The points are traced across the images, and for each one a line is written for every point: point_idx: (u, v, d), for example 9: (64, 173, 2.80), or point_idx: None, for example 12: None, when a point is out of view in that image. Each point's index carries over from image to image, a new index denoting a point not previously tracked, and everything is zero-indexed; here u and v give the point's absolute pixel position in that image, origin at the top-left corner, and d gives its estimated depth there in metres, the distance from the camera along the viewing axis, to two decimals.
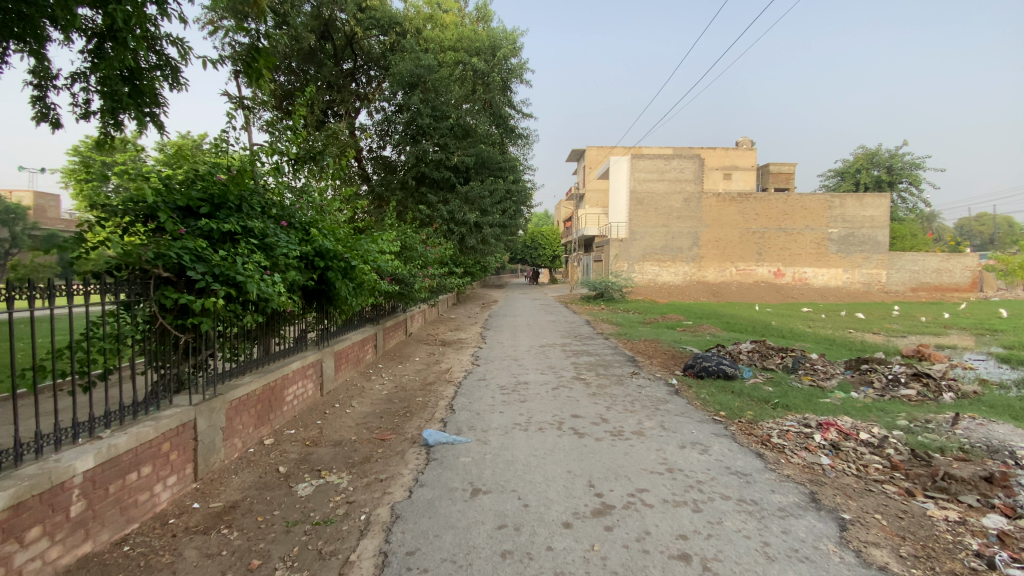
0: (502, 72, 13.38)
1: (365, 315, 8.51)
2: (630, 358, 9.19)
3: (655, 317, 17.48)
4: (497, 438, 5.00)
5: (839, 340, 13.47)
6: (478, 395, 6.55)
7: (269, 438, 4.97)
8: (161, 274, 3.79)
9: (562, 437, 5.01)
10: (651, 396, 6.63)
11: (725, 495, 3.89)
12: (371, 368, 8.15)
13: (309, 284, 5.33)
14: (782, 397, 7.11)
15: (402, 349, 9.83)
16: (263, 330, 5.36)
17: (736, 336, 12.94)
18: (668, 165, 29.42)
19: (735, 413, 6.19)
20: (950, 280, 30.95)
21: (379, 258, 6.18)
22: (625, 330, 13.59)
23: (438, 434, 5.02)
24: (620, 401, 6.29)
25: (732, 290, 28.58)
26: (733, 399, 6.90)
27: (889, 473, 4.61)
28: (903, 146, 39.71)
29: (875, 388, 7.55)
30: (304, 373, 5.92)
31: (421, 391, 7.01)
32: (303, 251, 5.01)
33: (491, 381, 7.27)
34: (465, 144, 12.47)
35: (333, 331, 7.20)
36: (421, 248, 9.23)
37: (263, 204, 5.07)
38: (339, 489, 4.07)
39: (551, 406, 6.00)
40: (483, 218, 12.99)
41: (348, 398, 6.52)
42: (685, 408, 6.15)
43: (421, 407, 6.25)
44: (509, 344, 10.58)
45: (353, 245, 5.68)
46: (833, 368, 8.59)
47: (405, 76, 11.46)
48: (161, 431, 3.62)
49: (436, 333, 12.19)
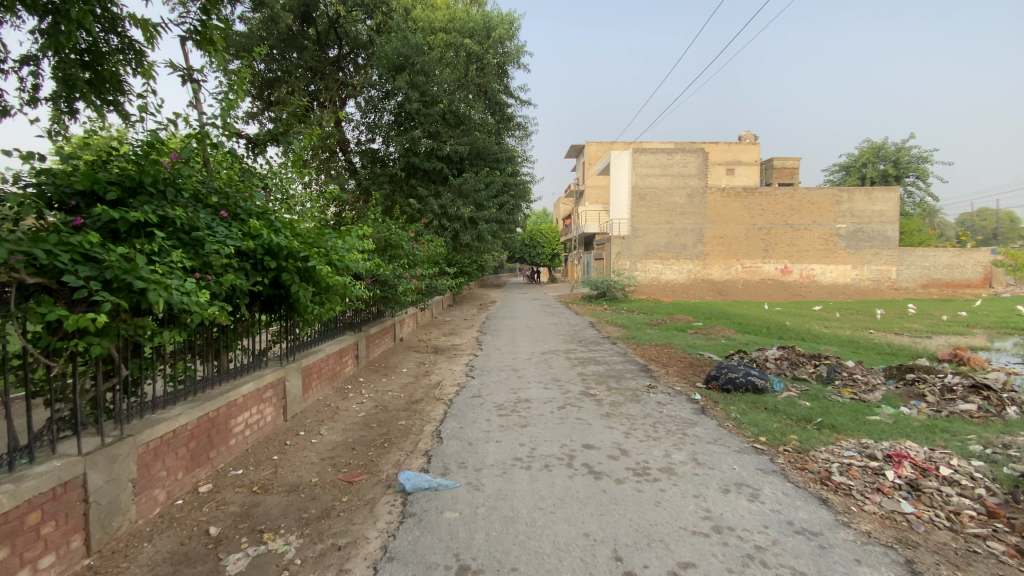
0: (498, 55, 12.40)
1: (344, 322, 7.51)
2: (643, 368, 8.18)
3: (662, 318, 16.46)
4: (493, 480, 3.98)
5: (865, 342, 12.45)
6: (471, 418, 5.54)
7: (206, 483, 3.98)
8: (33, 281, 2.76)
9: (574, 478, 4.00)
10: (674, 417, 5.62)
11: (798, 570, 2.89)
12: (350, 383, 7.13)
13: (257, 288, 4.30)
14: (825, 415, 6.12)
15: (389, 359, 8.80)
16: (204, 347, 4.36)
17: (754, 339, 11.93)
18: (671, 160, 28.41)
19: (777, 437, 5.19)
20: (962, 276, 30.01)
21: (350, 255, 5.15)
22: (632, 333, 12.59)
23: (418, 476, 4.01)
24: (639, 425, 5.28)
25: (738, 288, 27.58)
26: (769, 418, 5.91)
27: (992, 525, 3.60)
28: (910, 139, 38.77)
29: (929, 403, 6.55)
30: (260, 396, 4.93)
31: (405, 411, 6.00)
32: (246, 249, 3.98)
33: (486, 398, 6.25)
34: (457, 132, 11.46)
35: (302, 342, 6.19)
36: (408, 247, 8.24)
37: (198, 191, 4.08)
38: (282, 563, 3.05)
39: (559, 433, 4.99)
40: (478, 214, 11.92)
41: (316, 423, 5.51)
42: (717, 433, 5.14)
43: (402, 433, 5.23)
44: (507, 351, 9.57)
45: (315, 240, 4.66)
46: (874, 378, 7.59)
47: (391, 57, 10.52)
48: (25, 499, 2.62)
49: (428, 339, 11.17)
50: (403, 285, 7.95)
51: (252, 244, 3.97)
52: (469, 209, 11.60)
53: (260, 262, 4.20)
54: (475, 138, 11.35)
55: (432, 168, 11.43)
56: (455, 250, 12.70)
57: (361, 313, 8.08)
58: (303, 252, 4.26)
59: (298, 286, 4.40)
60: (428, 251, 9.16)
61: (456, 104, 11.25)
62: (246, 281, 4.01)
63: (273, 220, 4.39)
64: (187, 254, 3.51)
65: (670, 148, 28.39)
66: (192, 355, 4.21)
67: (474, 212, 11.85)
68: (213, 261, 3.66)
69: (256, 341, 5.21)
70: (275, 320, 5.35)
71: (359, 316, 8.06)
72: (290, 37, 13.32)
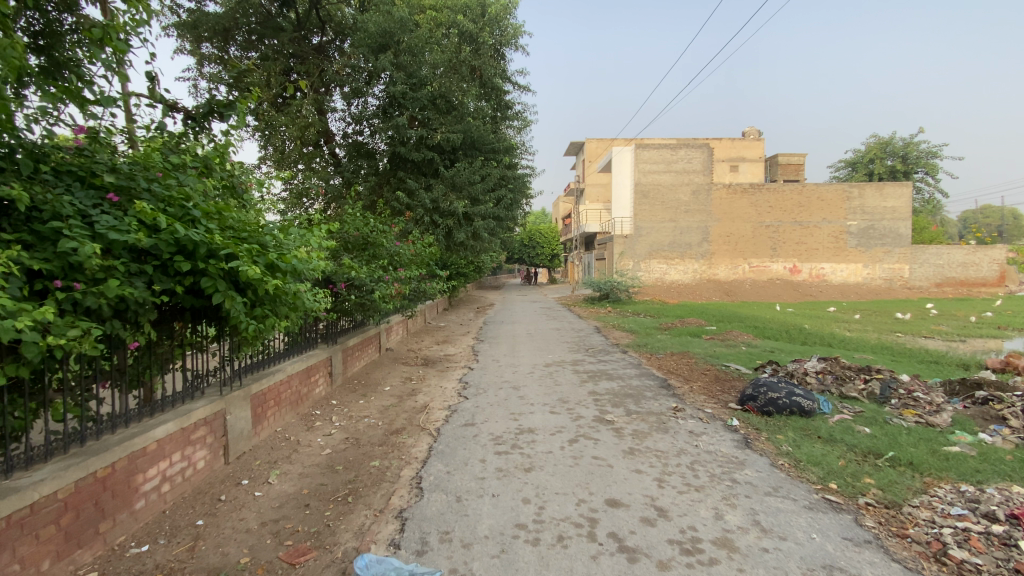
0: (494, 34, 11.33)
1: (313, 335, 6.45)
2: (663, 384, 7.07)
3: (672, 322, 15.34)
4: (487, 565, 2.87)
5: (900, 349, 11.30)
6: (461, 458, 4.43)
7: (89, 572, 2.90)
8: None
9: (599, 560, 2.89)
10: (715, 454, 4.50)
11: None
12: (320, 407, 6.02)
13: (166, 300, 3.18)
14: (896, 447, 5.00)
15: (370, 374, 7.67)
16: (98, 379, 3.27)
17: (778, 346, 10.80)
18: (675, 156, 27.33)
19: (850, 484, 4.08)
20: (976, 275, 28.91)
21: (303, 254, 4.00)
22: (643, 340, 11.46)
23: (383, 560, 2.90)
24: (674, 468, 4.17)
25: (746, 288, 26.46)
26: (828, 453, 4.80)
27: None
28: (918, 134, 37.75)
29: (1014, 430, 5.44)
30: (186, 438, 3.83)
31: (381, 446, 4.88)
32: (142, 244, 2.85)
33: (481, 428, 5.14)
34: (450, 119, 10.34)
35: (255, 363, 5.09)
36: (390, 245, 7.20)
37: (83, 167, 3.02)
38: None
39: (574, 482, 3.87)
40: (474, 209, 10.69)
41: (267, 466, 4.39)
42: (775, 481, 4.02)
43: (373, 481, 4.11)
44: (506, 363, 8.46)
45: (251, 235, 3.56)
46: (937, 396, 6.46)
47: (374, 34, 9.51)
48: None
49: (419, 348, 10.05)
50: (391, 290, 6.75)
51: (150, 241, 2.87)
52: (464, 204, 10.42)
53: (169, 264, 3.10)
54: (469, 124, 10.26)
55: (421, 158, 10.32)
56: (449, 250, 11.54)
57: (336, 322, 6.99)
58: (228, 250, 3.15)
59: (225, 296, 3.29)
60: (415, 250, 8.04)
61: (448, 87, 10.17)
62: (144, 290, 2.91)
63: (189, 208, 3.26)
64: (35, 257, 2.43)
65: (674, 143, 27.33)
66: (78, 391, 3.14)
67: (469, 207, 10.63)
68: (83, 263, 2.57)
69: (186, 364, 4.12)
70: (213, 336, 4.27)
71: (334, 326, 6.97)
72: (268, 19, 12.24)
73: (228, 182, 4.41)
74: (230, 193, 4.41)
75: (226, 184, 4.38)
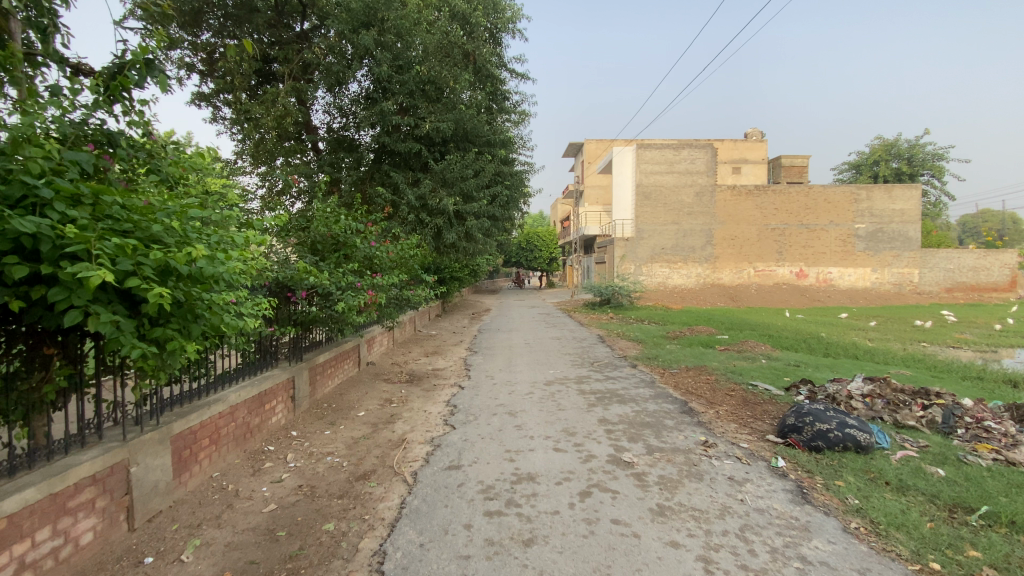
0: (488, 17, 10.34)
1: (271, 351, 5.45)
2: (684, 408, 6.06)
3: (679, 330, 14.30)
4: None
5: (933, 362, 10.26)
6: (441, 522, 3.40)
7: None
8: None
9: None
10: (769, 516, 3.48)
11: None
12: (274, 442, 4.99)
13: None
14: (987, 498, 3.99)
15: (342, 395, 6.63)
16: None
17: (801, 359, 9.77)
18: (678, 156, 26.46)
19: (956, 563, 3.06)
20: (987, 280, 27.98)
21: (221, 255, 2.99)
22: (652, 351, 10.44)
23: None
24: (721, 539, 3.15)
25: (752, 293, 25.50)
26: (906, 508, 3.79)
27: None
28: (923, 136, 36.92)
29: None
30: (61, 506, 2.84)
31: (341, 500, 3.85)
32: None
33: (469, 474, 4.12)
34: (439, 107, 9.34)
35: (184, 393, 4.08)
36: (366, 246, 6.23)
37: None
38: None
39: (590, 565, 2.85)
40: (465, 206, 9.59)
41: (186, 534, 3.37)
42: (857, 561, 3.00)
43: (321, 558, 3.09)
44: (501, 379, 7.44)
45: (138, 225, 2.58)
46: (1011, 425, 5.44)
47: (355, 12, 8.53)
48: None
49: (404, 362, 9.03)
50: (370, 298, 5.74)
51: None
52: (454, 200, 9.35)
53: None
54: (460, 112, 9.24)
55: (407, 151, 9.32)
56: (439, 253, 10.51)
57: (303, 333, 6.00)
58: (83, 247, 2.19)
59: (87, 311, 2.32)
60: (397, 251, 7.02)
61: (437, 71, 9.18)
62: None
63: (37, 184, 2.29)
64: None
65: (677, 144, 26.42)
66: None
67: (460, 203, 9.53)
68: None
69: (77, 401, 3.14)
70: (112, 364, 3.27)
71: (299, 339, 5.97)
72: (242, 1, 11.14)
73: (146, 162, 3.49)
74: (154, 176, 3.48)
75: (144, 165, 3.47)
